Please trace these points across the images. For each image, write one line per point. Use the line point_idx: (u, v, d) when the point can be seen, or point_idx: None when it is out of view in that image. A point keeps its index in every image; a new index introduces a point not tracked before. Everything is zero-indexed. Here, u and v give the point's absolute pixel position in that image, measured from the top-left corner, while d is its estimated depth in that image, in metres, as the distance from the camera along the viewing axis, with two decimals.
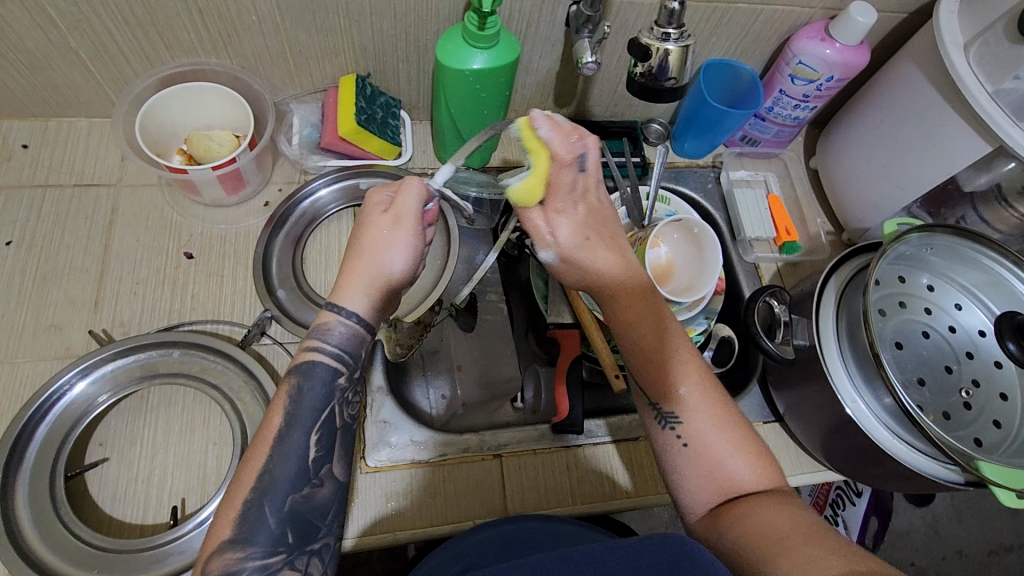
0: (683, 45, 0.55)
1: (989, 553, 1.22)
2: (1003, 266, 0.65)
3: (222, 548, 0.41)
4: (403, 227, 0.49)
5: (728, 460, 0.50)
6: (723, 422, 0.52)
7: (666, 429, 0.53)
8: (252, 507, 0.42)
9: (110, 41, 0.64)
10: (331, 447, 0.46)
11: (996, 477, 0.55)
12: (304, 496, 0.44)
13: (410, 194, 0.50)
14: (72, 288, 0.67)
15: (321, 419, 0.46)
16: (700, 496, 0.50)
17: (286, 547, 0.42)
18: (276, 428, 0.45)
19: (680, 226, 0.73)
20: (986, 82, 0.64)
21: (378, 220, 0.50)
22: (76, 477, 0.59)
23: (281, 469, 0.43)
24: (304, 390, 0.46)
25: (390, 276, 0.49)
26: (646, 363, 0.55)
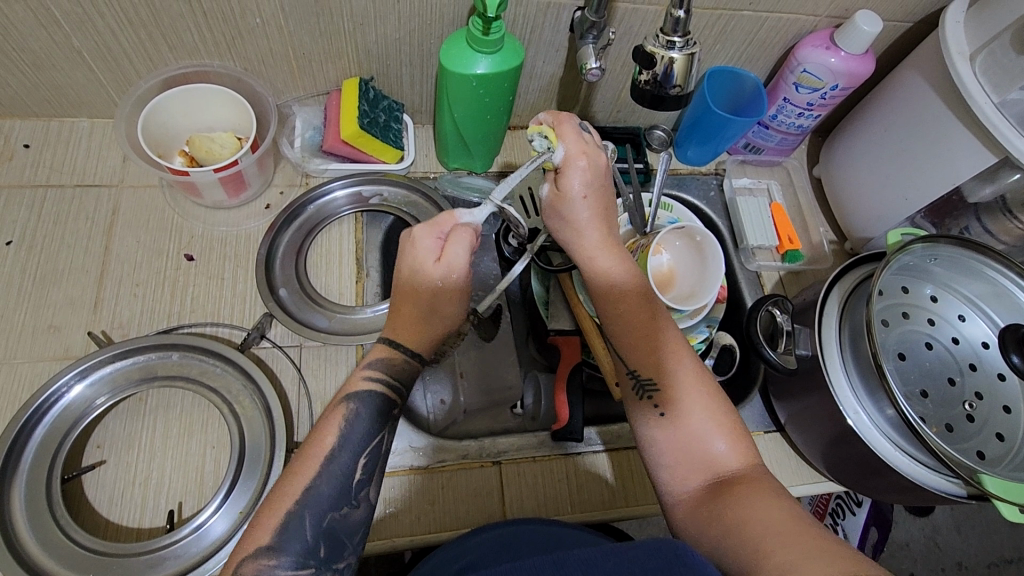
0: (689, 53, 0.54)
1: (989, 565, 1.21)
2: (1007, 278, 0.64)
3: (257, 554, 0.42)
4: (455, 281, 0.52)
5: (705, 438, 0.51)
6: (699, 396, 0.53)
7: (642, 397, 0.54)
8: (292, 519, 0.44)
9: (114, 42, 0.64)
10: (373, 470, 0.49)
11: (998, 491, 0.54)
12: (342, 514, 0.46)
13: (461, 243, 0.52)
14: (72, 289, 0.67)
15: (370, 444, 0.49)
16: (678, 476, 0.51)
17: (316, 561, 0.44)
18: (329, 448, 0.47)
19: (681, 234, 0.73)
20: (992, 92, 0.64)
21: (431, 269, 0.52)
22: (73, 479, 0.58)
23: (326, 486, 0.46)
24: (359, 418, 0.49)
25: (450, 320, 0.54)
26: (624, 338, 0.56)
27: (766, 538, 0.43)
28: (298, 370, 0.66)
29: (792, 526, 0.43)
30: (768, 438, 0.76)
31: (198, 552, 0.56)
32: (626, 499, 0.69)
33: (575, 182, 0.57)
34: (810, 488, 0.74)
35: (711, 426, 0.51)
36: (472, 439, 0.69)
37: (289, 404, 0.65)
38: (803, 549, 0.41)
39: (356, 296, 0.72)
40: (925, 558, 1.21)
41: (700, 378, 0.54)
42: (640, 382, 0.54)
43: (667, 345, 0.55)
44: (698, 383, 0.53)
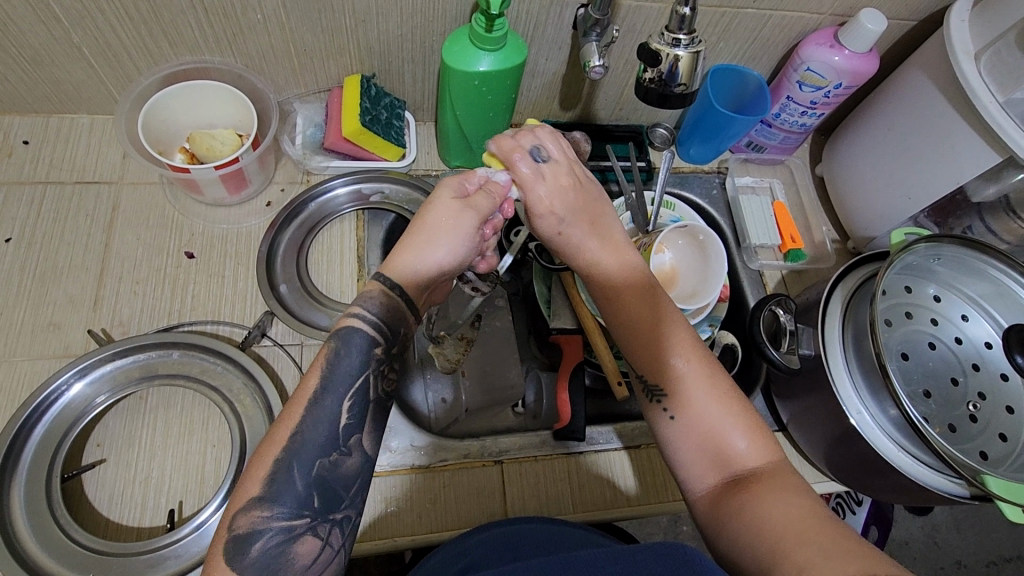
0: (694, 51, 0.54)
1: (988, 564, 1.21)
2: (1011, 278, 0.64)
3: (250, 505, 0.41)
4: (467, 221, 0.49)
5: (723, 435, 0.50)
6: (713, 395, 0.51)
7: (654, 402, 0.53)
8: (280, 468, 0.42)
9: (113, 37, 0.63)
10: (361, 418, 0.46)
11: (1002, 492, 0.54)
12: (331, 462, 0.44)
13: (488, 196, 0.51)
14: (72, 287, 0.66)
15: (355, 386, 0.45)
16: (697, 476, 0.50)
17: (311, 511, 0.42)
18: (312, 391, 0.44)
19: (685, 233, 0.73)
20: (998, 91, 0.64)
21: (447, 203, 0.50)
22: (73, 478, 0.58)
23: (312, 434, 0.43)
24: (341, 356, 0.45)
25: (439, 267, 0.49)
26: (631, 341, 0.55)
27: (781, 536, 0.43)
28: (300, 369, 0.66)
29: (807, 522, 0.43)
30: None
31: (198, 552, 0.55)
32: (628, 499, 0.68)
33: (547, 223, 0.57)
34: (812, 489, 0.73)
35: (728, 422, 0.50)
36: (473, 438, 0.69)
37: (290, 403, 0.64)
38: (818, 548, 0.41)
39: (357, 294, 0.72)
40: (924, 557, 1.21)
41: (712, 375, 0.52)
42: (649, 387, 0.53)
43: (675, 345, 0.53)
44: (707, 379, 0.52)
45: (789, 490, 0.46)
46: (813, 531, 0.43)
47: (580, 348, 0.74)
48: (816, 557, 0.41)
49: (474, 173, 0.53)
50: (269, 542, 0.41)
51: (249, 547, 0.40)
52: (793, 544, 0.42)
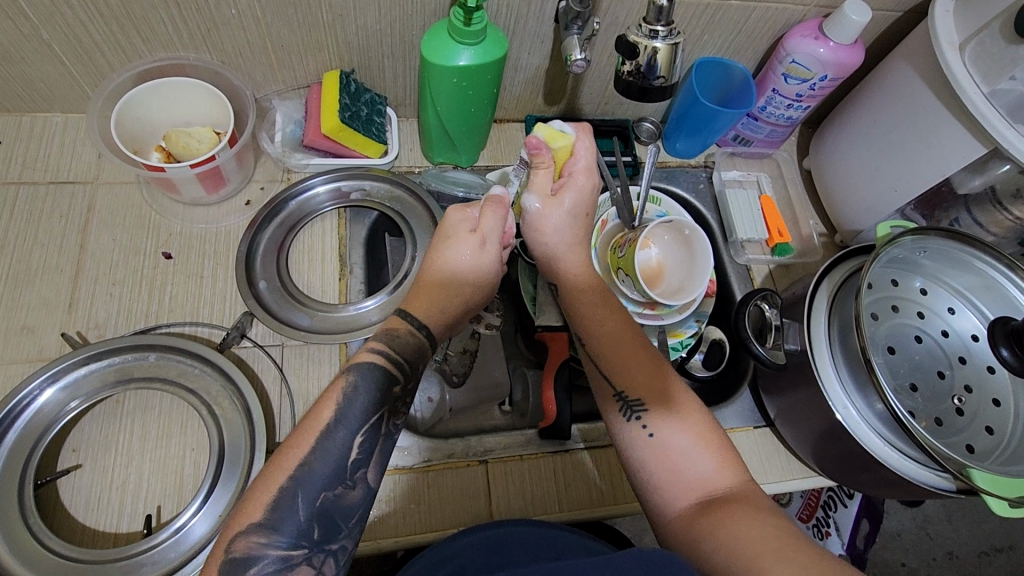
0: (672, 43, 0.53)
1: (980, 554, 1.22)
2: (997, 269, 0.64)
3: (249, 530, 0.40)
4: (487, 250, 0.55)
5: (695, 458, 0.52)
6: (688, 420, 0.54)
7: (631, 420, 0.54)
8: (285, 496, 0.42)
9: (84, 34, 0.62)
10: (370, 453, 0.46)
11: (988, 485, 0.53)
12: (336, 494, 0.43)
13: (494, 215, 0.55)
14: (46, 289, 0.65)
15: (368, 423, 0.46)
16: (669, 498, 0.51)
17: (309, 542, 0.42)
18: (325, 421, 0.44)
19: (670, 227, 0.72)
20: (982, 83, 0.63)
21: (465, 238, 0.55)
22: (48, 484, 0.57)
23: (322, 464, 0.43)
24: (358, 390, 0.46)
25: (465, 297, 0.55)
26: (611, 363, 0.57)
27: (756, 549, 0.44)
28: (280, 370, 0.65)
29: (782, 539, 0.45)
30: (758, 433, 0.75)
31: (177, 557, 0.55)
32: (614, 497, 0.68)
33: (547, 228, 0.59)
34: (800, 484, 0.73)
35: (698, 446, 0.52)
36: (459, 438, 0.69)
37: (271, 406, 0.63)
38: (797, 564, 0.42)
39: (340, 293, 0.71)
40: (916, 548, 1.22)
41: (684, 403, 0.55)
42: (630, 404, 0.55)
43: (652, 371, 0.56)
44: (680, 403, 0.55)
45: (757, 512, 0.47)
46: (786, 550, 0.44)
47: (566, 344, 0.73)
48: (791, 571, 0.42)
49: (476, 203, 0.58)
50: (266, 568, 0.40)
51: (245, 570, 0.39)
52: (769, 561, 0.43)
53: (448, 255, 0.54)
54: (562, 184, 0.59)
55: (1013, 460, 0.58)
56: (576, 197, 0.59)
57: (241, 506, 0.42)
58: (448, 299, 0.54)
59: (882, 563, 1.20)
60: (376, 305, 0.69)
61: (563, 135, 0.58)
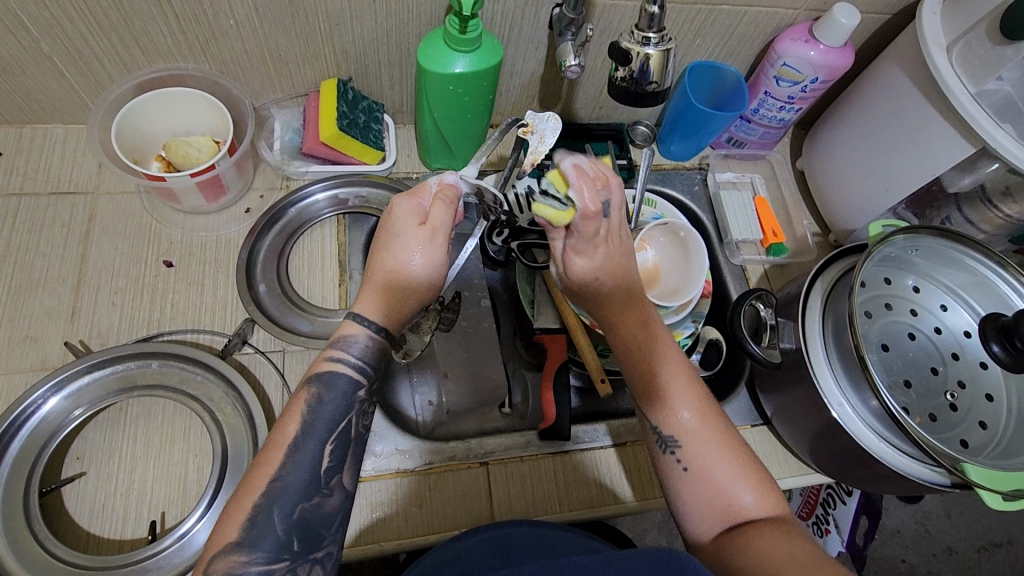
0: (664, 49, 0.54)
1: (978, 549, 1.23)
2: (988, 267, 0.65)
3: (228, 550, 0.41)
4: (438, 243, 0.50)
5: (732, 487, 0.51)
6: (727, 450, 0.53)
7: (666, 453, 0.54)
8: (259, 514, 0.42)
9: (83, 46, 0.63)
10: (342, 457, 0.47)
11: (984, 480, 0.54)
12: (314, 505, 0.44)
13: (445, 207, 0.51)
14: (48, 298, 0.66)
15: (337, 429, 0.47)
16: (703, 524, 0.51)
17: (291, 554, 0.43)
18: (292, 436, 0.45)
19: (665, 230, 0.74)
20: (969, 83, 0.64)
21: (414, 232, 0.50)
22: (52, 492, 0.57)
23: (293, 477, 0.44)
24: (324, 401, 0.46)
25: (417, 294, 0.51)
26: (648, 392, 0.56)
27: (782, 564, 0.44)
28: (282, 376, 0.66)
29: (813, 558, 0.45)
30: (755, 431, 0.76)
31: (181, 563, 0.55)
32: (614, 497, 0.69)
33: (581, 269, 0.56)
34: (799, 481, 0.74)
35: (733, 474, 0.52)
36: (460, 440, 0.69)
37: (272, 411, 0.64)
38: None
39: (339, 298, 0.72)
40: (916, 544, 1.23)
41: (722, 433, 0.54)
42: (663, 438, 0.54)
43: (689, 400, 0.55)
44: (714, 433, 0.53)
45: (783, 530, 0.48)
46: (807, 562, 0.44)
47: (563, 347, 0.74)
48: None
49: (425, 188, 0.53)
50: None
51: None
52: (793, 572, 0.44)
53: (399, 249, 0.50)
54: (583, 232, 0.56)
55: (1005, 454, 0.59)
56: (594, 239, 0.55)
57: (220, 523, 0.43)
58: (400, 298, 0.50)
59: (883, 560, 1.21)
60: None
61: (566, 211, 0.53)
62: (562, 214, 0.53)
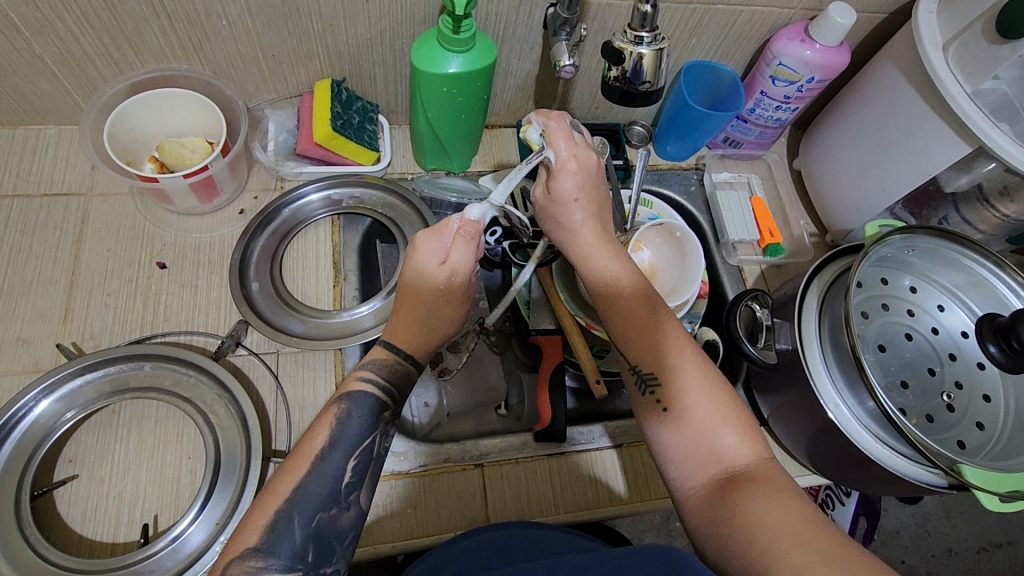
0: (657, 48, 0.54)
1: (978, 550, 1.22)
2: (985, 267, 0.65)
3: (244, 556, 0.41)
4: (458, 283, 0.51)
5: (714, 432, 0.50)
6: (710, 393, 0.51)
7: (645, 393, 0.53)
8: (281, 517, 0.43)
9: (76, 47, 0.62)
10: (364, 472, 0.47)
11: (980, 481, 0.54)
12: (331, 516, 0.44)
13: (465, 244, 0.51)
14: (40, 300, 0.65)
15: (362, 445, 0.47)
16: (686, 473, 0.50)
17: (304, 565, 0.42)
18: (319, 447, 0.45)
19: (662, 230, 0.73)
20: (965, 83, 0.64)
21: (434, 272, 0.51)
22: (44, 495, 0.57)
23: (315, 485, 0.44)
24: (351, 417, 0.47)
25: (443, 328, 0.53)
26: (628, 333, 0.55)
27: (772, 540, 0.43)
28: (276, 377, 0.65)
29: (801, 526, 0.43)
30: None
31: (174, 566, 0.55)
32: (609, 497, 0.68)
33: (567, 185, 0.59)
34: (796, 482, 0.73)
35: (718, 419, 0.50)
36: (455, 442, 0.69)
37: (266, 413, 0.64)
38: (817, 553, 0.41)
39: (333, 300, 0.71)
40: (915, 545, 1.22)
41: (706, 375, 0.53)
42: (643, 377, 0.54)
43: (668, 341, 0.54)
44: (698, 377, 0.52)
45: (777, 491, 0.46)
46: (806, 535, 0.43)
47: (559, 348, 0.74)
48: (813, 561, 0.41)
49: (448, 223, 0.52)
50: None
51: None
52: (786, 550, 0.42)
53: (418, 290, 0.51)
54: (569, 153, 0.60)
55: (1003, 455, 0.59)
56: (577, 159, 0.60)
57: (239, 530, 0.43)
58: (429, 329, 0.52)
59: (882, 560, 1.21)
60: (371, 311, 0.70)
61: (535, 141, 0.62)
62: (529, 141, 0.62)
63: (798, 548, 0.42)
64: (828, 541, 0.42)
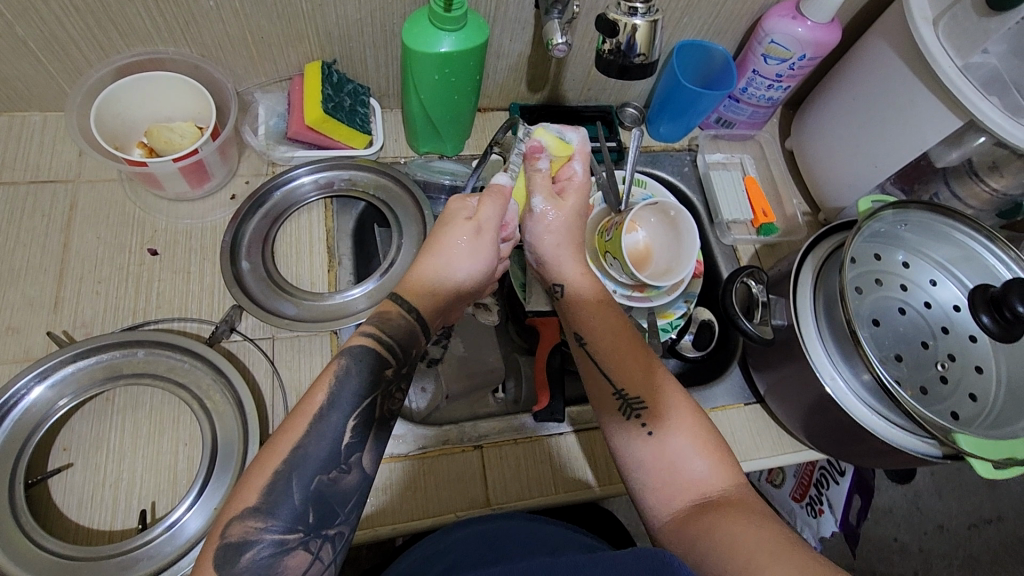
0: (651, 20, 0.53)
1: (970, 526, 1.24)
2: (976, 240, 0.66)
3: (244, 515, 0.42)
4: (483, 237, 0.53)
5: (690, 459, 0.52)
6: (685, 419, 0.54)
7: (630, 418, 0.55)
8: (279, 479, 0.43)
9: (59, 29, 0.61)
10: (364, 438, 0.46)
11: (973, 449, 0.55)
12: (331, 479, 0.44)
13: (493, 203, 0.54)
14: (30, 289, 0.64)
15: (360, 406, 0.47)
16: (662, 501, 0.51)
17: (304, 526, 0.43)
18: (318, 406, 0.45)
19: (656, 209, 0.73)
20: (956, 56, 0.64)
21: (461, 224, 0.54)
22: (39, 484, 0.57)
23: (315, 447, 0.44)
24: (350, 374, 0.47)
25: (457, 281, 0.53)
26: (609, 358, 0.58)
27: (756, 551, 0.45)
28: (271, 363, 0.65)
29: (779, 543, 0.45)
30: (750, 410, 0.76)
31: (172, 552, 0.54)
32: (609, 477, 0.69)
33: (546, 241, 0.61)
34: (793, 458, 0.74)
35: (695, 446, 0.53)
36: (453, 424, 0.69)
37: (263, 399, 0.63)
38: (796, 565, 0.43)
39: (329, 283, 0.71)
40: (908, 523, 1.24)
41: (682, 401, 0.55)
42: (628, 401, 0.55)
43: (646, 368, 0.57)
44: (679, 403, 0.55)
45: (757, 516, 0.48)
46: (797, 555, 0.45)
47: (556, 329, 0.75)
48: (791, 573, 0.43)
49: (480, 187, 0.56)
50: (260, 553, 0.41)
51: (241, 554, 0.41)
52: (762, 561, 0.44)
53: (444, 242, 0.53)
54: (563, 186, 0.61)
55: (995, 425, 0.60)
56: (577, 199, 0.61)
57: (235, 494, 0.43)
58: (442, 285, 0.53)
59: (875, 538, 1.22)
60: (366, 293, 0.69)
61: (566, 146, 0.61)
62: (561, 146, 0.61)
63: (775, 561, 0.44)
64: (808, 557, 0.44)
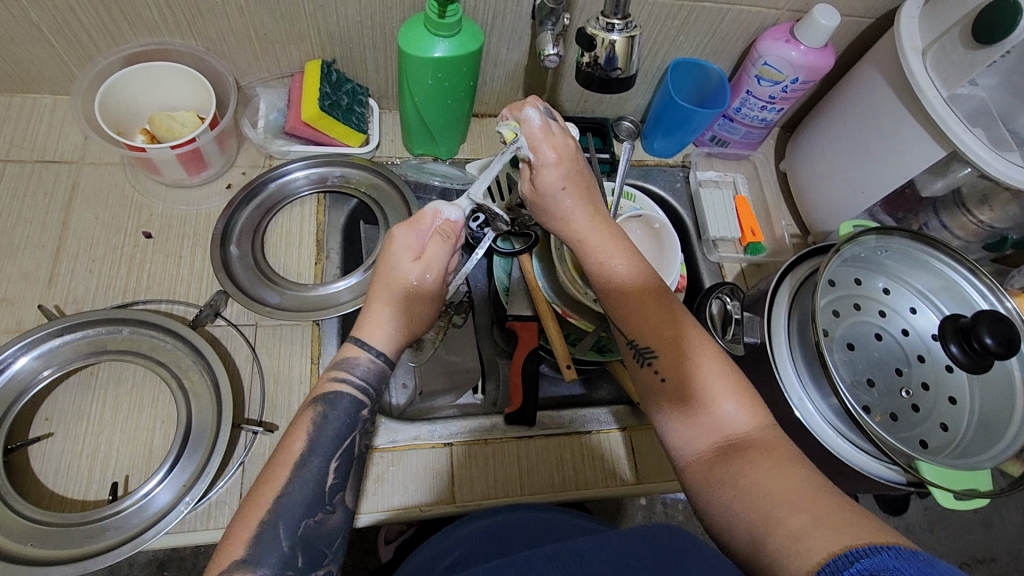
0: (629, 36, 0.55)
1: (961, 564, 1.23)
2: (958, 271, 0.66)
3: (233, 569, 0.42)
4: (432, 278, 0.53)
5: (710, 400, 0.50)
6: (705, 359, 0.52)
7: (643, 366, 0.54)
8: (266, 528, 0.44)
9: (73, 17, 0.64)
10: (346, 476, 0.49)
11: (935, 478, 0.55)
12: (317, 521, 0.46)
13: (442, 241, 0.53)
14: (27, 263, 0.67)
15: (342, 446, 0.49)
16: (687, 443, 0.50)
17: (295, 570, 0.44)
18: (298, 454, 0.47)
19: (641, 221, 0.76)
20: (942, 87, 0.65)
21: (408, 265, 0.52)
22: (18, 450, 0.59)
23: (297, 494, 0.45)
24: (328, 419, 0.48)
25: (418, 322, 0.54)
26: (618, 305, 0.56)
27: (773, 506, 0.44)
28: (252, 349, 0.67)
29: (803, 494, 0.44)
30: None
31: (139, 524, 0.56)
32: (585, 483, 0.69)
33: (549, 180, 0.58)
34: None
35: (715, 386, 0.50)
36: (425, 422, 0.70)
37: (242, 383, 0.65)
38: (810, 518, 0.42)
39: (314, 276, 0.73)
40: None
41: (698, 341, 0.53)
42: (640, 350, 0.54)
43: (661, 312, 0.54)
44: (698, 347, 0.52)
45: (777, 461, 0.46)
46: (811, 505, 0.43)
47: (535, 334, 0.75)
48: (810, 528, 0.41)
49: (424, 215, 0.54)
50: None
51: None
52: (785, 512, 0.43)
53: (395, 282, 0.52)
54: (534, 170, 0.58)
55: (964, 455, 0.60)
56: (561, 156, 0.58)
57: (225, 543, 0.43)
58: (403, 325, 0.53)
59: None
60: (349, 287, 0.71)
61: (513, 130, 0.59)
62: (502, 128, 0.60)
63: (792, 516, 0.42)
64: (825, 507, 0.42)
